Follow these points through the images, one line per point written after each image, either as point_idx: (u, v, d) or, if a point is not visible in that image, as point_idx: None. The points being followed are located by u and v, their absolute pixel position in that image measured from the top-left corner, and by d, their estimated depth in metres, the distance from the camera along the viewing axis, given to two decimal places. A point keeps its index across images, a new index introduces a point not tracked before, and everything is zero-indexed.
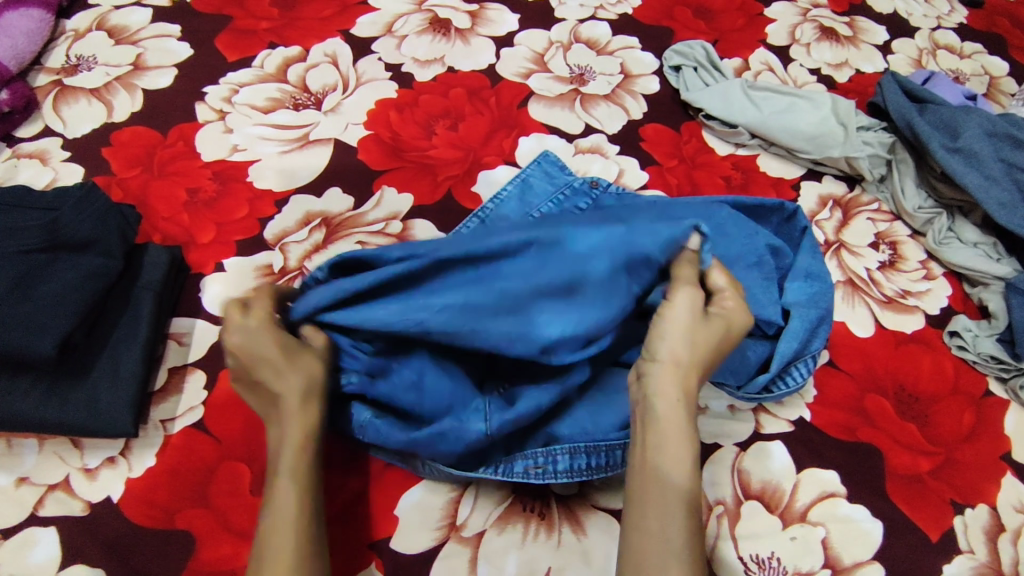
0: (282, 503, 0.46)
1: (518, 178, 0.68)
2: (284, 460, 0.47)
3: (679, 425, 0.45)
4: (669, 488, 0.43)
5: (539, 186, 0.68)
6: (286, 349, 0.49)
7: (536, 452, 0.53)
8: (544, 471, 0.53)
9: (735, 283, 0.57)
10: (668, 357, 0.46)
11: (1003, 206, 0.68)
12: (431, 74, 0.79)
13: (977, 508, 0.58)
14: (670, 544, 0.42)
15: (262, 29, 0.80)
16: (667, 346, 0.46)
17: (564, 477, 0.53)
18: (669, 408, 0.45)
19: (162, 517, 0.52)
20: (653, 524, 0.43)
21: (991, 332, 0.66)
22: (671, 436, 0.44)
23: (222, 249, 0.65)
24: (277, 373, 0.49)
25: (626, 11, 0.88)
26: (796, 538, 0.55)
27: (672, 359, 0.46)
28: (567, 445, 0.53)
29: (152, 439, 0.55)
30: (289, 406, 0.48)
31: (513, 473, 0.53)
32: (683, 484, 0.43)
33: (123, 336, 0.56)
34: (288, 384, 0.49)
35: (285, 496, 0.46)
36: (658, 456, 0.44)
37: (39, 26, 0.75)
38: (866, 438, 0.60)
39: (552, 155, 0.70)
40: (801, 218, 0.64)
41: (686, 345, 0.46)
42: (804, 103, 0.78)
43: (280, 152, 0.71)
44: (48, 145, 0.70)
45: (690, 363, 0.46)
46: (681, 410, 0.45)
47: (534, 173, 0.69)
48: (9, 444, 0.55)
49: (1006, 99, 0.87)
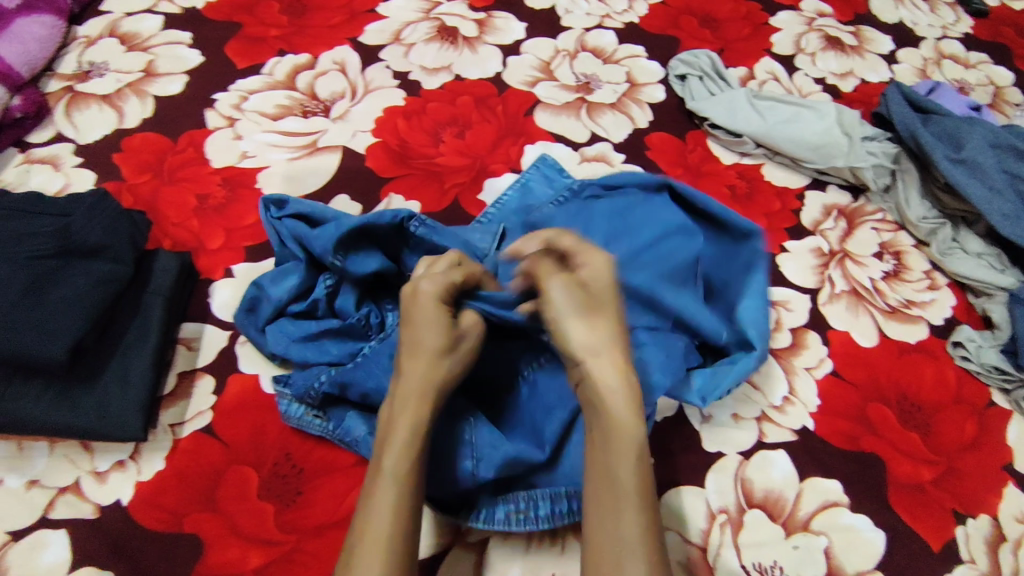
0: (377, 505, 0.42)
1: (519, 183, 0.69)
2: (391, 452, 0.44)
3: (625, 410, 0.44)
4: (618, 475, 0.42)
5: (539, 190, 0.68)
6: (432, 330, 0.48)
7: (518, 497, 0.53)
8: (525, 517, 0.52)
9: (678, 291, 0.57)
10: (603, 345, 0.46)
11: (1007, 217, 0.68)
12: (439, 82, 0.80)
13: (979, 518, 0.58)
14: (624, 547, 0.40)
15: (272, 36, 0.81)
16: (591, 333, 0.47)
17: (545, 525, 0.52)
18: (612, 396, 0.45)
19: (172, 521, 0.53)
20: (606, 522, 0.41)
21: (995, 342, 0.66)
22: (620, 425, 0.44)
23: (231, 255, 0.66)
24: (413, 351, 0.48)
25: (632, 20, 0.88)
26: (799, 547, 0.56)
27: (589, 356, 0.46)
28: (548, 492, 0.52)
29: (161, 443, 0.56)
30: (405, 394, 0.46)
31: (494, 521, 0.52)
32: (633, 473, 0.42)
33: (132, 341, 0.56)
34: (414, 369, 0.47)
35: (385, 491, 0.43)
36: (619, 450, 0.43)
37: (51, 32, 0.76)
38: (870, 448, 0.60)
39: (551, 159, 0.71)
40: (757, 240, 0.61)
41: (589, 330, 0.47)
42: (808, 113, 0.78)
43: (289, 158, 0.72)
44: (59, 151, 0.71)
45: (603, 348, 0.46)
46: (619, 391, 0.45)
47: (534, 177, 0.69)
48: (19, 447, 0.55)
49: (1012, 109, 0.87)
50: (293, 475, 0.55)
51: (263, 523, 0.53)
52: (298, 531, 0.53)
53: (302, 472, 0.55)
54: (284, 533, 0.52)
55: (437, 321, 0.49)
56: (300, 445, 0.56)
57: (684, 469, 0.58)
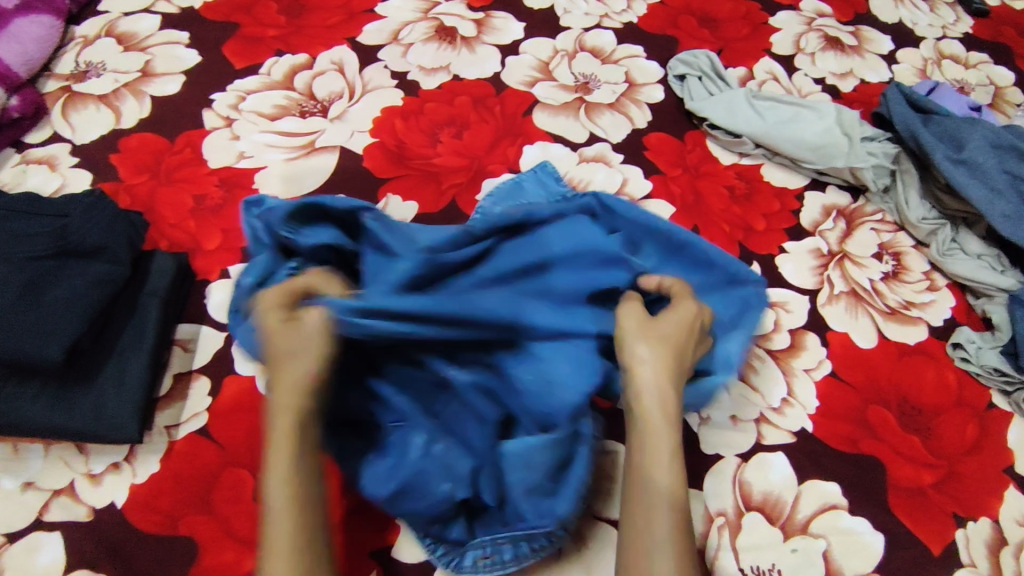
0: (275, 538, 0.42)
1: (512, 181, 0.68)
2: (273, 480, 0.43)
3: (664, 422, 0.45)
4: (654, 483, 0.43)
5: (531, 191, 0.67)
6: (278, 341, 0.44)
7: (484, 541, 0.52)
8: (492, 562, 0.52)
9: (573, 313, 0.51)
10: (654, 359, 0.46)
11: (1008, 218, 0.68)
12: (437, 83, 0.79)
13: (979, 521, 0.58)
14: (656, 548, 0.41)
15: (269, 36, 0.81)
16: (648, 348, 0.47)
17: (510, 567, 0.52)
18: (654, 406, 0.45)
19: (167, 523, 0.53)
20: (638, 522, 0.43)
21: (995, 344, 0.65)
22: (659, 435, 0.45)
23: (228, 255, 0.65)
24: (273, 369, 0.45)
25: (631, 20, 0.88)
26: (797, 550, 0.55)
27: (645, 356, 0.46)
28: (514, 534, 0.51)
29: (157, 445, 0.56)
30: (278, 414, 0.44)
31: (462, 567, 0.53)
32: (670, 482, 0.44)
33: (129, 342, 0.56)
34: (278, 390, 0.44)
35: (280, 524, 0.42)
36: (658, 462, 0.44)
37: (49, 32, 0.76)
38: (869, 450, 0.60)
39: (550, 166, 0.70)
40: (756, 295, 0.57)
41: (652, 345, 0.47)
42: (808, 113, 0.78)
43: (286, 159, 0.72)
44: (56, 152, 0.71)
45: (657, 359, 0.46)
46: (662, 403, 0.45)
47: (528, 179, 0.68)
48: (15, 449, 0.55)
49: (1012, 110, 0.87)
50: None
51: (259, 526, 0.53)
52: None
53: None
54: None
55: (274, 326, 0.44)
56: None
57: (682, 471, 0.58)
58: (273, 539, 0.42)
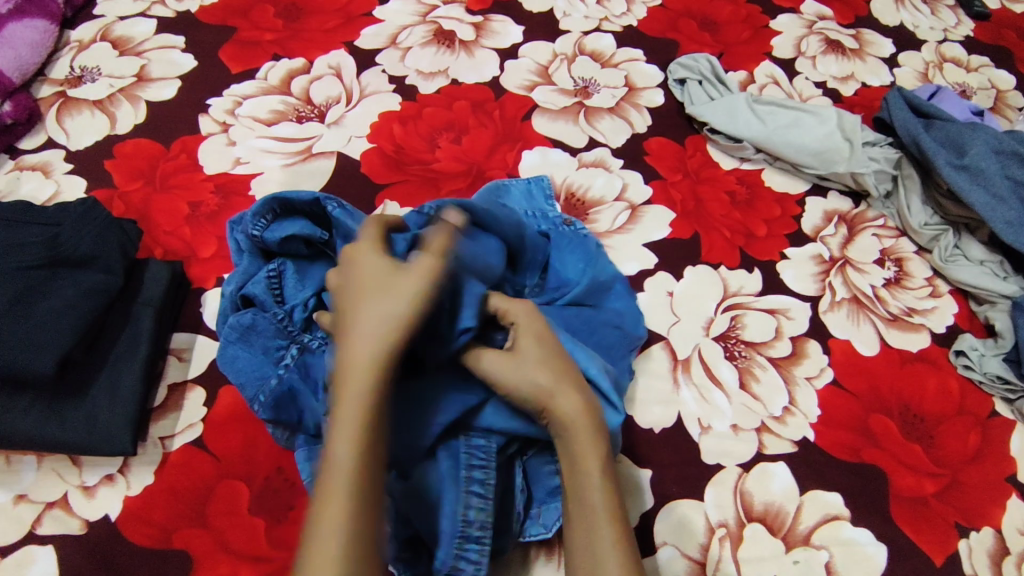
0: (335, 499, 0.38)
1: (500, 183, 0.68)
2: (341, 437, 0.39)
3: (584, 434, 0.46)
4: (585, 500, 0.45)
5: (517, 199, 0.68)
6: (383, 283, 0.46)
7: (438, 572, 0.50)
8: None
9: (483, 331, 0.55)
10: (534, 389, 0.47)
11: (1010, 224, 0.67)
12: (436, 87, 0.79)
13: (982, 532, 0.57)
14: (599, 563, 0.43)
15: (266, 40, 0.80)
16: (527, 378, 0.48)
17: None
18: (566, 422, 0.47)
19: (161, 537, 0.52)
20: (582, 542, 0.44)
21: (997, 351, 0.65)
22: (582, 448, 0.46)
23: (223, 263, 0.65)
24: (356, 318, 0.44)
25: (631, 23, 0.88)
26: (799, 562, 0.55)
27: (537, 385, 0.47)
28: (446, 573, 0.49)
29: (151, 456, 0.55)
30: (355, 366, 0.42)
31: None
32: (599, 493, 0.45)
33: (122, 353, 0.55)
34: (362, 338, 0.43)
35: (344, 485, 0.38)
36: (581, 476, 0.46)
37: (43, 37, 0.75)
38: (871, 459, 0.60)
39: (546, 180, 0.70)
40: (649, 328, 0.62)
41: (527, 379, 0.48)
42: (809, 117, 0.77)
43: (283, 165, 0.71)
44: (51, 158, 0.70)
45: (543, 384, 0.47)
46: (568, 422, 0.47)
47: (517, 186, 0.68)
48: (7, 461, 0.54)
49: (1014, 113, 0.86)
50: (285, 489, 0.54)
51: (255, 539, 0.52)
52: (290, 547, 0.52)
53: (295, 486, 0.54)
54: (276, 549, 0.52)
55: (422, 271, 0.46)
56: (292, 459, 0.55)
57: (682, 481, 0.58)
58: (332, 496, 0.37)
